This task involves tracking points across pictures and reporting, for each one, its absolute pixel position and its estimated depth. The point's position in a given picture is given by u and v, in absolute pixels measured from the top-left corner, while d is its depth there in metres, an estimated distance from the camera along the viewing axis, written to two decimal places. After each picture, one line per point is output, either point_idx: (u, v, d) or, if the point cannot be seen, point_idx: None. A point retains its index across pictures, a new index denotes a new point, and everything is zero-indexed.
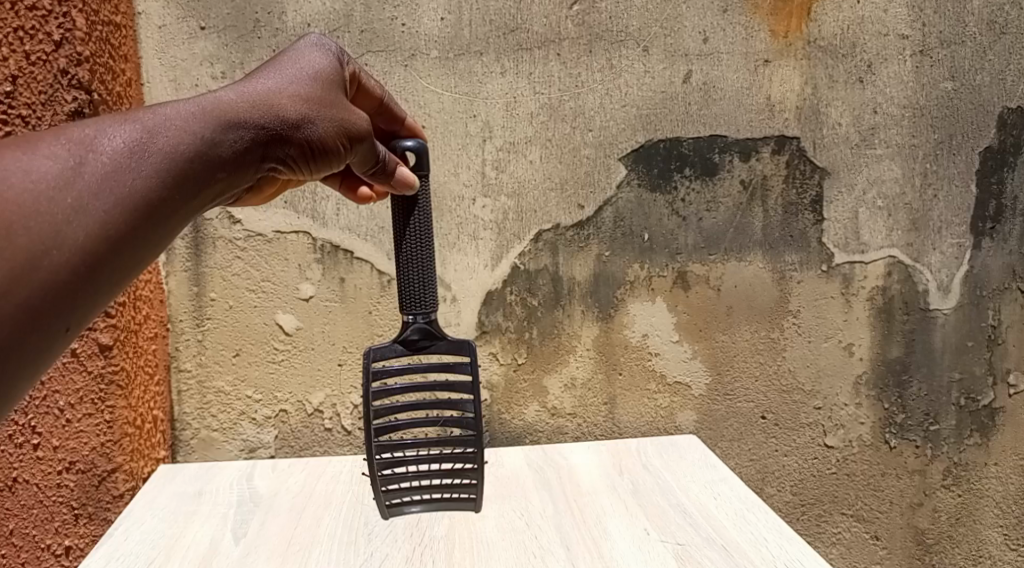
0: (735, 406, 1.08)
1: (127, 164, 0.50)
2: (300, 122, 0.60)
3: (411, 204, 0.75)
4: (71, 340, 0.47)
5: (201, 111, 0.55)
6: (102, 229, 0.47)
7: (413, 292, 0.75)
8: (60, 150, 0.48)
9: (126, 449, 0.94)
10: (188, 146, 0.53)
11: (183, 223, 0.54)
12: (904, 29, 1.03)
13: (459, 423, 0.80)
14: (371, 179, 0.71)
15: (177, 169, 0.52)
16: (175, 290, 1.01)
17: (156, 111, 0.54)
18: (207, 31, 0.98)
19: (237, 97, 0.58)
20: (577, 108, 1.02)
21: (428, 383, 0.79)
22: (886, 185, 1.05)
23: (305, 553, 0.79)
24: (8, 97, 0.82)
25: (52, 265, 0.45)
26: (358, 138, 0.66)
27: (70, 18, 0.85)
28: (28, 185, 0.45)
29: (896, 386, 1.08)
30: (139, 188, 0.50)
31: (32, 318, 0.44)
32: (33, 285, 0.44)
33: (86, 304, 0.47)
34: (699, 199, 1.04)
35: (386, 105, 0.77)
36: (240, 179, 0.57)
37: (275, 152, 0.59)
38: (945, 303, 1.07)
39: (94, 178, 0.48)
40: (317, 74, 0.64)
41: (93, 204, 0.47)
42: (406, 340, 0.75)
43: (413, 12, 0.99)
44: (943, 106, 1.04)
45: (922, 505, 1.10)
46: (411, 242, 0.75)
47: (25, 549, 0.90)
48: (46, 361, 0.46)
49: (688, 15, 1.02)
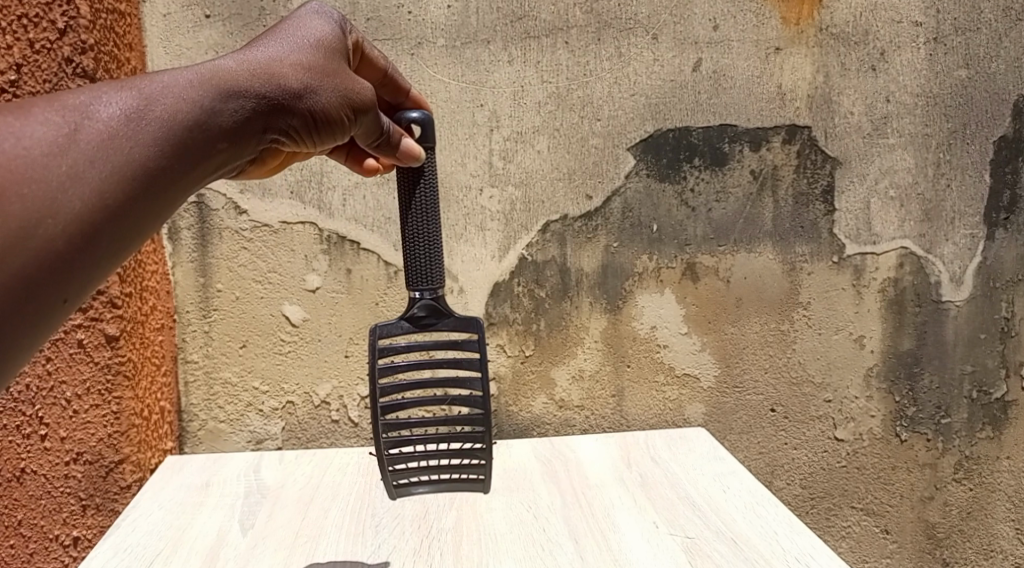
0: (744, 399, 1.07)
1: (124, 131, 0.49)
2: (302, 91, 0.59)
3: (416, 177, 0.74)
4: (70, 309, 0.47)
5: (200, 78, 0.54)
6: (97, 198, 0.47)
7: (419, 267, 0.75)
8: (55, 117, 0.47)
9: (133, 439, 0.93)
10: (187, 115, 0.52)
11: (184, 194, 0.53)
12: (918, 16, 1.02)
13: (466, 403, 0.79)
14: (377, 152, 0.70)
15: (175, 138, 0.51)
16: (181, 282, 1.01)
17: (154, 78, 0.53)
18: (212, 19, 0.97)
19: (238, 64, 0.56)
20: (585, 97, 1.01)
21: (434, 360, 0.78)
22: (899, 175, 1.03)
23: (312, 545, 0.79)
24: (12, 85, 0.84)
25: (46, 234, 0.45)
26: (362, 108, 0.65)
27: (73, 6, 0.84)
28: (21, 152, 0.45)
29: (907, 379, 1.07)
30: (136, 157, 0.49)
31: (28, 288, 0.44)
32: (27, 254, 0.44)
33: (84, 275, 0.47)
34: (709, 190, 1.03)
35: (389, 77, 0.76)
36: (242, 149, 0.56)
37: (278, 121, 0.58)
38: (958, 295, 1.06)
39: (90, 146, 0.47)
40: (320, 42, 0.63)
41: (88, 172, 0.47)
42: (412, 317, 0.75)
43: (420, 0, 0.99)
44: (957, 95, 1.03)
45: (933, 499, 1.09)
46: (416, 216, 0.75)
47: (34, 540, 0.92)
48: (44, 329, 0.46)
49: (698, 2, 1.00)
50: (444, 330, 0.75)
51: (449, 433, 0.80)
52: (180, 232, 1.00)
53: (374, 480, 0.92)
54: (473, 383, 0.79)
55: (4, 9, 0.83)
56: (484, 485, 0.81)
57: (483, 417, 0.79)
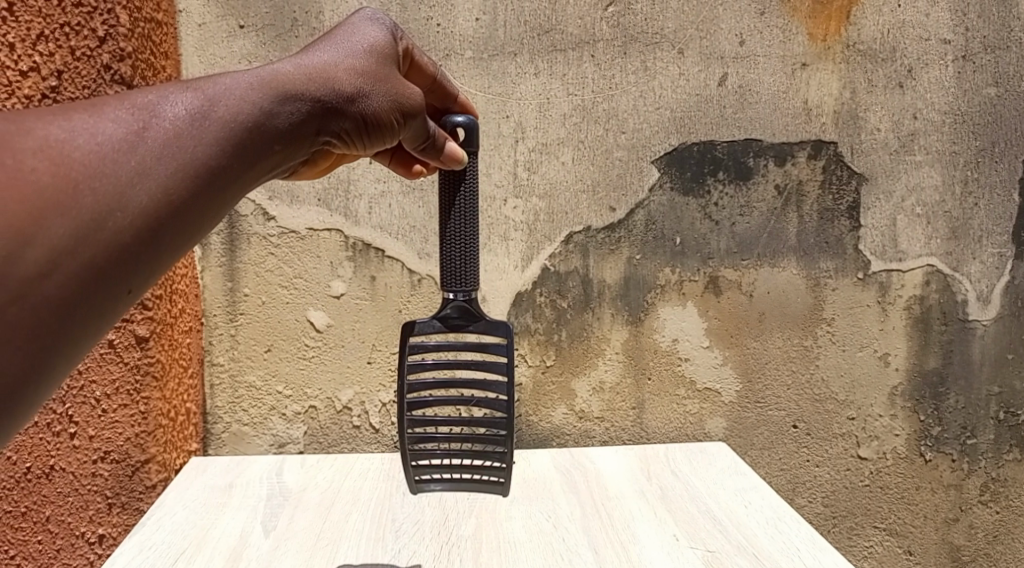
0: (766, 414, 1.06)
1: (189, 131, 0.50)
2: (354, 95, 0.60)
3: (457, 181, 0.75)
4: (135, 300, 0.49)
5: (260, 80, 0.55)
6: (163, 194, 0.48)
7: (454, 270, 0.75)
8: (125, 116, 0.49)
9: (159, 440, 0.95)
10: (248, 116, 0.53)
11: (242, 192, 0.54)
12: (947, 33, 1.01)
13: (491, 406, 0.80)
14: (423, 155, 0.71)
15: (236, 138, 0.52)
16: (209, 286, 1.02)
17: (218, 80, 0.54)
18: (246, 29, 0.99)
19: (295, 68, 0.58)
20: (610, 110, 1.01)
21: (460, 362, 0.79)
22: (926, 192, 1.03)
23: (334, 547, 0.80)
24: (53, 91, 0.86)
25: (115, 227, 0.46)
26: (410, 112, 0.66)
27: (114, 15, 0.87)
28: (93, 147, 0.47)
29: (933, 398, 1.06)
30: (199, 155, 0.50)
31: (95, 280, 0.45)
32: (97, 245, 0.45)
33: (148, 268, 0.48)
34: (733, 204, 1.03)
35: (438, 83, 0.77)
36: (298, 151, 0.57)
37: (331, 124, 0.59)
38: (985, 315, 1.05)
39: (157, 143, 0.49)
40: (372, 47, 0.64)
41: (155, 168, 0.48)
42: (444, 317, 0.76)
43: (449, 13, 1.00)
44: (985, 113, 1.02)
45: (957, 521, 1.08)
46: (456, 220, 0.75)
47: (61, 536, 0.93)
48: (109, 318, 0.47)
49: (725, 18, 1.01)
50: (473, 332, 0.76)
51: (473, 435, 0.81)
52: (209, 237, 1.02)
53: (395, 486, 0.92)
54: (499, 385, 0.80)
55: (46, 17, 0.85)
56: (504, 488, 0.81)
57: (507, 421, 0.79)
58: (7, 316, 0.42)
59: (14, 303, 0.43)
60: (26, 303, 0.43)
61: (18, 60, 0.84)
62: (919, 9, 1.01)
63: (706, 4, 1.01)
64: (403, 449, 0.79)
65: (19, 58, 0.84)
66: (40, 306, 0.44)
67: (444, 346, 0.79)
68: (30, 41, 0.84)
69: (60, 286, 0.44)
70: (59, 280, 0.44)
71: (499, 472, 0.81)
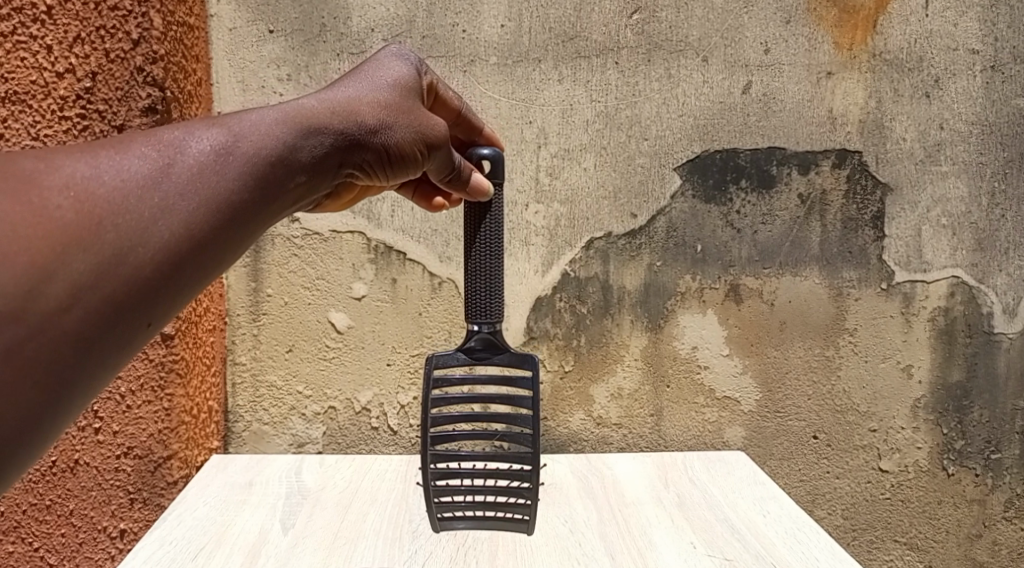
0: (786, 424, 1.06)
1: (213, 166, 0.51)
2: (377, 127, 0.61)
3: (483, 213, 0.76)
4: (154, 332, 0.50)
5: (286, 115, 0.56)
6: (184, 229, 0.49)
7: (479, 301, 0.76)
8: (152, 152, 0.50)
9: (181, 436, 0.97)
10: (271, 150, 0.54)
11: (264, 226, 0.55)
12: (975, 44, 1.01)
13: (516, 439, 0.81)
14: (448, 187, 0.72)
15: (258, 172, 0.53)
16: (234, 285, 1.04)
17: (244, 116, 0.55)
18: (275, 34, 1.01)
19: (319, 104, 0.59)
20: (633, 116, 1.02)
21: (489, 395, 0.80)
22: (952, 204, 1.02)
23: (350, 547, 0.80)
24: (87, 92, 0.88)
25: (137, 262, 0.47)
26: (434, 143, 0.67)
27: (148, 18, 0.90)
28: (117, 184, 0.48)
29: (956, 411, 1.05)
30: (221, 191, 0.51)
31: (115, 314, 0.46)
32: (118, 280, 0.46)
33: (168, 301, 0.49)
34: (755, 211, 1.02)
35: (462, 117, 0.78)
36: (320, 183, 0.58)
37: (354, 156, 0.61)
38: (1011, 328, 1.04)
39: (180, 179, 0.50)
40: (396, 81, 0.65)
41: (178, 204, 0.49)
42: (468, 349, 0.76)
43: (474, 19, 1.01)
44: (1014, 124, 1.01)
45: (980, 537, 1.06)
46: (480, 251, 0.76)
47: (83, 530, 0.94)
48: (129, 352, 0.48)
49: (750, 26, 1.01)
50: (499, 364, 0.76)
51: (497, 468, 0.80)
52: None
53: (411, 488, 0.93)
54: (523, 418, 0.80)
55: (83, 21, 0.87)
56: (529, 527, 0.81)
57: (533, 455, 0.78)
58: (26, 350, 0.43)
59: (32, 338, 0.43)
60: (47, 337, 0.44)
61: (55, 62, 0.86)
62: (947, 20, 1.00)
63: (732, 12, 1.01)
64: (426, 483, 0.79)
65: (56, 60, 0.86)
66: (59, 340, 0.44)
67: (471, 377, 0.79)
68: (67, 43, 0.86)
69: (80, 320, 0.45)
70: (79, 314, 0.45)
71: (524, 508, 0.81)
